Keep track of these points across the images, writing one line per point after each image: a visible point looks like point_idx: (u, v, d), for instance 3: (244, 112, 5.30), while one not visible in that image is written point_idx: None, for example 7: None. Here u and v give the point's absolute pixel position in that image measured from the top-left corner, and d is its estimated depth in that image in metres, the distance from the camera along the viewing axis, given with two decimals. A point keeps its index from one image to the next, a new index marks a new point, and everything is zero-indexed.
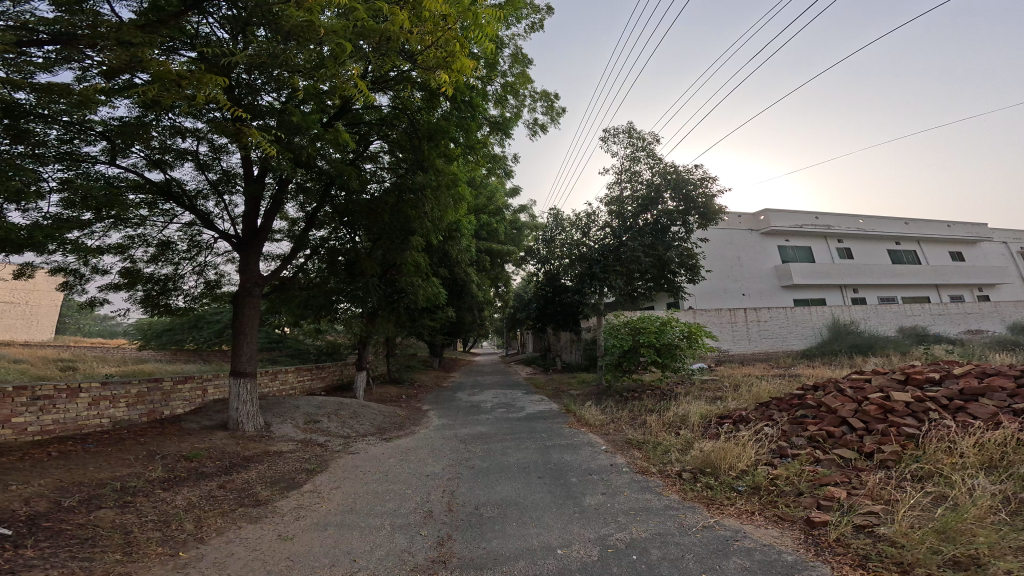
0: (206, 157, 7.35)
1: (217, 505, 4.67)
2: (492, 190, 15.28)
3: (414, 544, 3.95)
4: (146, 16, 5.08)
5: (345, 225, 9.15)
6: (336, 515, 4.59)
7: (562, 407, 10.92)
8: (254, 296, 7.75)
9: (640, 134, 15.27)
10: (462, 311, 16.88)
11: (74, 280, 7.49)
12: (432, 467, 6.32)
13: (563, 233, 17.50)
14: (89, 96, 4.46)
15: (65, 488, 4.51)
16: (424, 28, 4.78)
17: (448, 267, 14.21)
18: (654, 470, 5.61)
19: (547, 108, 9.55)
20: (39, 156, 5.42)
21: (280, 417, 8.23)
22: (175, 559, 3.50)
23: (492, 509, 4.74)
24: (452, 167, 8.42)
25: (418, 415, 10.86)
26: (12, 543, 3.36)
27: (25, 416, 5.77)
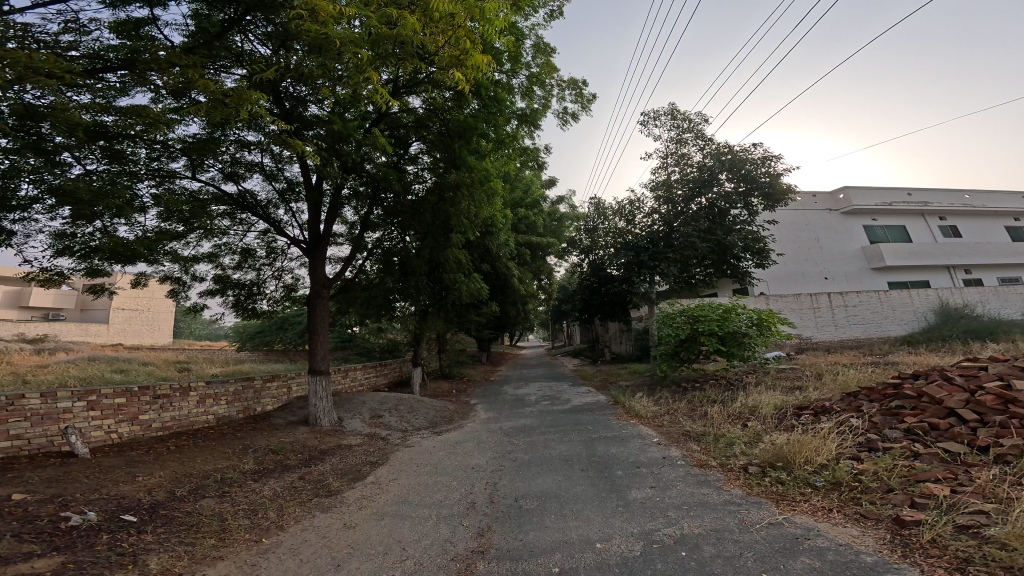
0: (272, 167, 7.85)
1: (297, 494, 5.03)
2: (527, 183, 15.46)
3: (456, 533, 4.07)
4: (196, 39, 5.49)
5: (396, 226, 9.35)
6: (392, 505, 4.80)
7: (611, 398, 10.78)
8: (321, 298, 8.18)
9: (685, 115, 14.57)
10: (506, 305, 16.99)
11: (179, 287, 8.25)
12: (478, 459, 6.46)
13: (607, 221, 17.19)
14: (159, 116, 4.81)
15: (180, 478, 5.02)
16: (436, 29, 4.87)
17: (490, 263, 14.31)
18: (715, 464, 5.40)
19: (576, 97, 9.40)
20: (135, 175, 6.01)
21: (349, 412, 8.69)
22: (259, 545, 3.79)
23: (533, 501, 4.78)
24: (485, 163, 8.35)
25: (467, 409, 11.08)
26: (134, 528, 3.79)
27: (150, 413, 6.42)
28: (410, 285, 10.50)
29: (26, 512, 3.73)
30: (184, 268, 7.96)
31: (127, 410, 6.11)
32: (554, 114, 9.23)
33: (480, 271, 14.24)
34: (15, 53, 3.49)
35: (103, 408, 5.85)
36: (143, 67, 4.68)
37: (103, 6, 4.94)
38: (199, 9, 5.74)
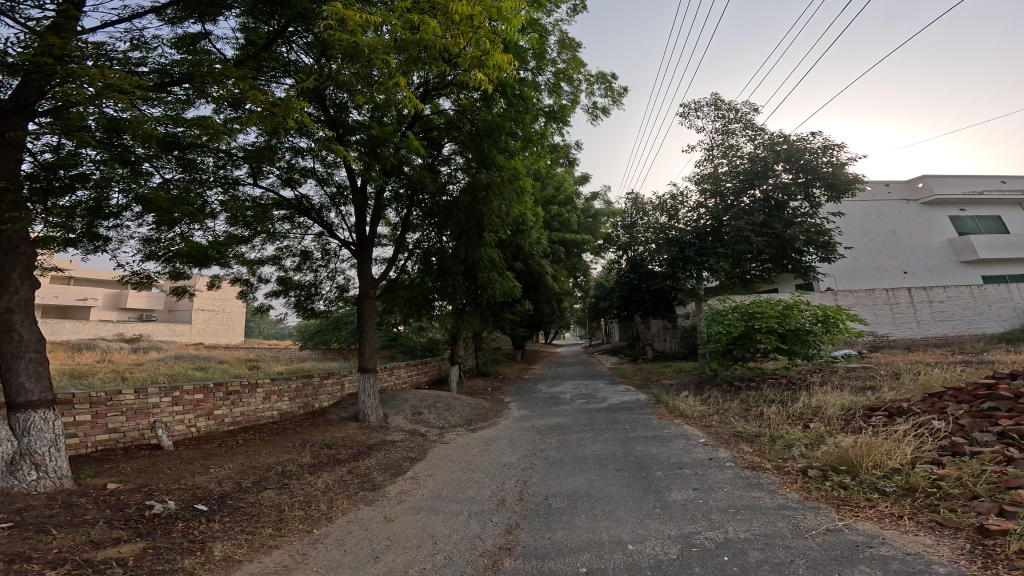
0: (323, 172, 8.16)
1: (345, 487, 5.26)
2: (560, 180, 15.38)
3: (485, 530, 4.12)
4: (247, 51, 5.86)
5: (433, 227, 9.47)
6: (427, 500, 4.92)
7: (652, 398, 10.52)
8: (368, 298, 8.46)
9: (729, 104, 13.98)
10: (541, 303, 16.99)
11: (248, 289, 8.78)
12: (509, 457, 6.49)
13: (649, 217, 16.83)
14: (218, 125, 5.08)
15: (246, 471, 5.36)
16: (456, 32, 4.95)
17: (523, 261, 14.27)
18: (769, 466, 5.18)
19: (606, 90, 9.23)
20: (205, 182, 6.41)
21: (393, 409, 8.95)
22: (310, 535, 4.00)
23: (563, 500, 4.76)
24: (514, 161, 8.33)
25: (502, 407, 11.12)
26: (205, 516, 4.09)
27: (223, 408, 6.90)
28: (448, 284, 10.66)
29: (117, 500, 4.11)
30: (252, 270, 8.46)
31: (204, 405, 6.61)
32: (584, 110, 9.10)
33: (513, 270, 14.28)
34: (94, 71, 3.71)
35: (183, 403, 6.33)
36: (201, 81, 4.97)
37: (165, 24, 5.35)
38: (246, 24, 6.05)
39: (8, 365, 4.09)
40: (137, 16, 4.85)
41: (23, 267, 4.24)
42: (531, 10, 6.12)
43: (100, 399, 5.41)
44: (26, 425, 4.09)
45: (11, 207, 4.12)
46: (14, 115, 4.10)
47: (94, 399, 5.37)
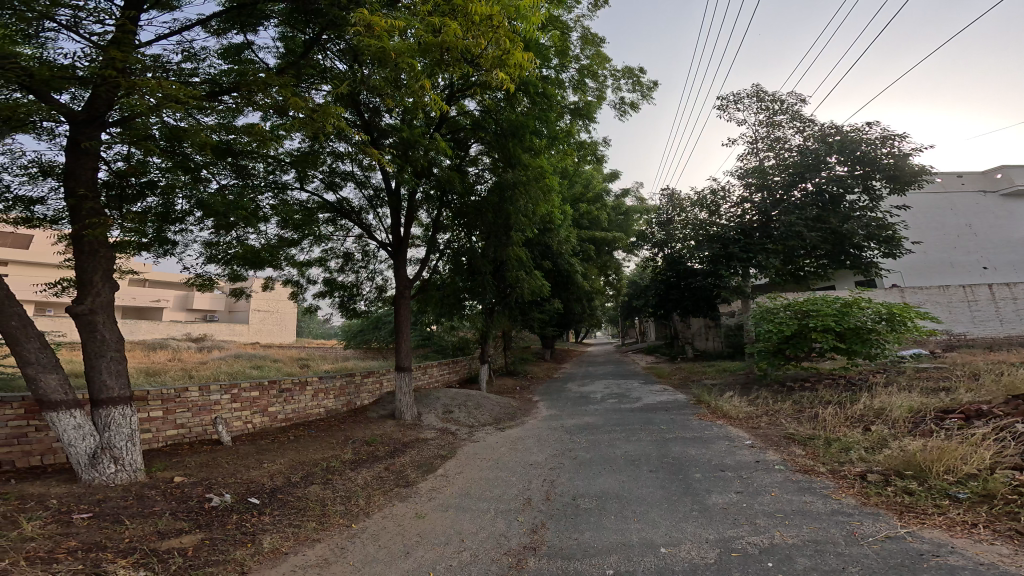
0: (362, 175, 8.35)
1: (383, 483, 5.40)
2: (588, 177, 15.26)
3: (511, 528, 4.14)
4: (288, 59, 6.10)
5: (463, 227, 9.50)
6: (456, 498, 4.98)
7: (693, 398, 10.25)
8: (404, 298, 8.64)
9: (772, 95, 13.44)
10: (571, 302, 16.87)
11: (298, 290, 9.16)
12: (538, 456, 6.48)
13: (689, 212, 16.39)
14: (264, 132, 5.27)
15: (296, 466, 5.60)
16: (476, 32, 5.00)
17: (552, 260, 14.20)
18: (823, 470, 4.94)
19: (634, 84, 9.05)
20: (258, 188, 6.67)
21: (426, 407, 9.10)
22: (348, 529, 4.13)
23: (591, 501, 4.69)
24: (540, 160, 8.30)
25: (531, 406, 11.10)
26: (256, 510, 4.30)
27: (277, 405, 7.26)
28: (478, 284, 10.75)
29: (182, 493, 4.39)
30: (300, 272, 8.80)
31: (259, 402, 6.97)
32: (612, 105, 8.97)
33: (541, 269, 14.24)
34: (152, 82, 3.92)
35: (240, 399, 6.70)
36: (246, 90, 5.16)
37: (211, 36, 5.62)
38: (285, 33, 6.25)
39: (94, 364, 4.44)
40: (187, 28, 5.13)
41: (103, 271, 4.58)
42: (551, 7, 6.10)
43: (169, 396, 5.84)
44: (107, 420, 4.43)
45: (91, 213, 4.46)
46: (86, 126, 4.39)
47: (165, 396, 5.82)
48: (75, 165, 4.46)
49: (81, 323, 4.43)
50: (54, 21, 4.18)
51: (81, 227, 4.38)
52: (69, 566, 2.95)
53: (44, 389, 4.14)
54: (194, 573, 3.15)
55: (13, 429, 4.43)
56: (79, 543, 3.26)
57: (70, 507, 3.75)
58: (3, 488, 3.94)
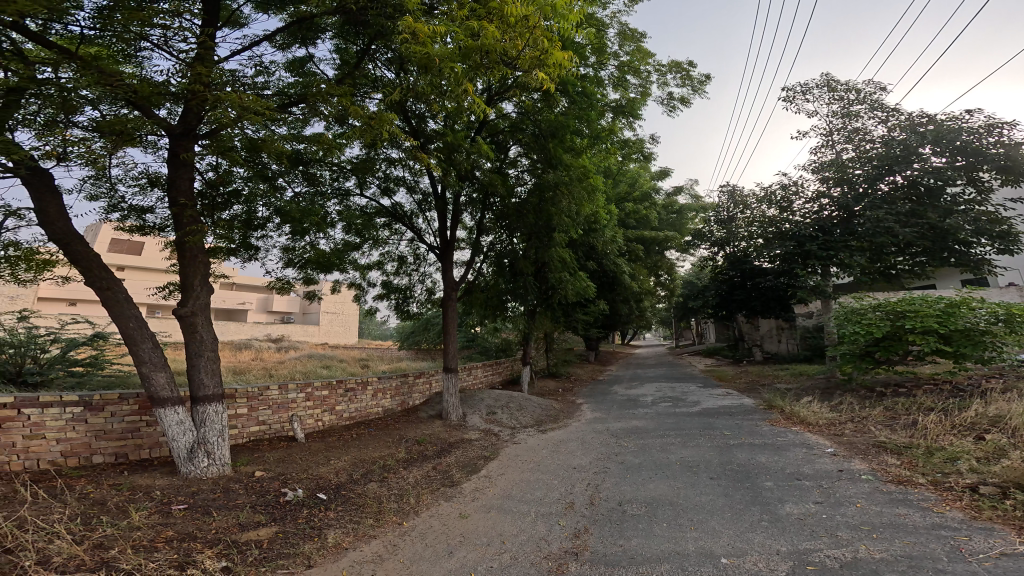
0: (411, 180, 8.61)
1: (430, 483, 5.52)
2: (634, 176, 14.96)
3: (552, 532, 4.09)
4: (343, 69, 6.42)
5: (505, 230, 9.53)
6: (497, 499, 5.00)
7: (762, 403, 9.63)
8: (451, 300, 8.83)
9: (845, 84, 12.44)
10: (618, 303, 16.49)
11: (360, 292, 9.61)
12: (580, 459, 6.37)
13: (755, 209, 15.51)
14: (328, 141, 5.58)
15: (357, 463, 5.87)
16: (513, 33, 5.07)
17: (597, 261, 13.95)
18: (920, 481, 4.50)
19: (683, 78, 8.71)
20: (326, 195, 7.05)
21: (470, 408, 9.22)
22: (399, 526, 4.27)
23: (639, 507, 4.53)
24: (582, 159, 8.25)
25: (574, 409, 10.95)
26: (322, 505, 4.55)
27: (341, 404, 7.67)
28: (520, 285, 10.77)
29: (261, 487, 4.74)
30: (361, 275, 9.23)
31: (328, 401, 7.41)
32: (658, 102, 8.71)
33: (586, 270, 14.06)
34: (232, 97, 4.22)
35: (313, 398, 7.17)
36: (311, 100, 5.44)
37: (278, 51, 6.04)
38: (339, 45, 6.53)
39: (194, 363, 4.92)
40: (255, 44, 5.49)
41: (202, 275, 5.07)
42: (587, 4, 6.06)
43: (254, 394, 6.34)
44: (205, 416, 4.89)
45: (190, 220, 4.92)
46: (182, 139, 4.84)
47: (250, 394, 6.30)
48: (175, 177, 4.95)
49: (184, 324, 4.92)
50: (149, 43, 4.57)
51: (184, 235, 4.84)
52: (165, 555, 3.24)
53: (154, 385, 4.61)
54: (268, 565, 3.38)
55: (128, 424, 4.89)
56: (175, 533, 3.59)
57: (170, 498, 4.16)
58: (118, 477, 4.42)
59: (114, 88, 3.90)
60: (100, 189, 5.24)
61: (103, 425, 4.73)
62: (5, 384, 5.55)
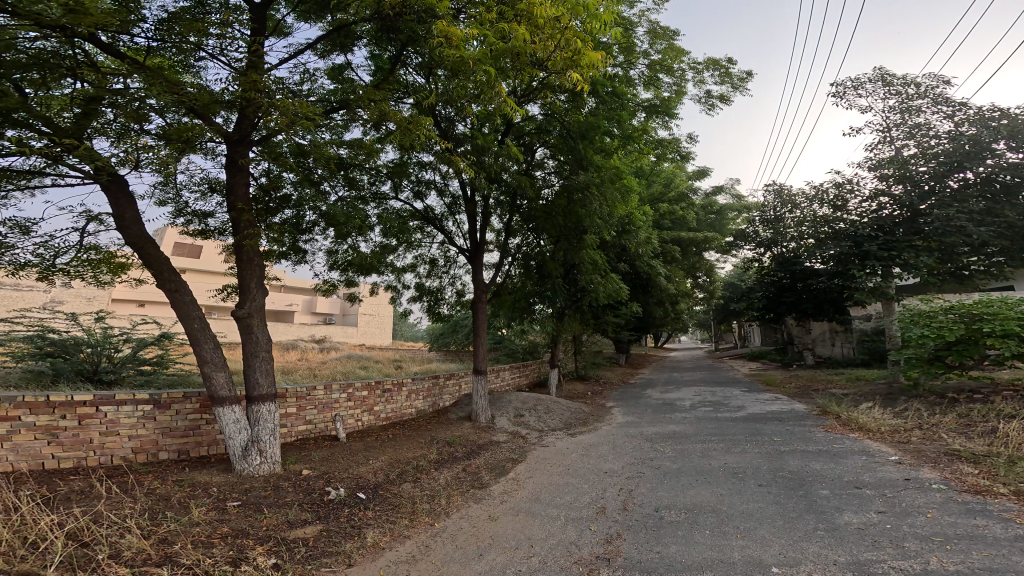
0: (440, 183, 8.72)
1: (460, 484, 5.56)
2: (669, 176, 14.73)
3: (583, 537, 4.02)
4: (377, 75, 6.60)
5: (532, 232, 9.49)
6: (525, 502, 4.97)
7: (815, 408, 9.17)
8: (482, 301, 8.91)
9: (904, 78, 11.81)
10: (651, 305, 16.18)
11: (395, 294, 9.81)
12: (612, 464, 6.24)
13: (805, 208, 14.86)
14: (368, 145, 5.74)
15: (393, 464, 5.97)
16: (545, 35, 5.11)
17: (630, 263, 13.75)
18: (1001, 492, 4.21)
19: (722, 76, 8.50)
20: (365, 199, 7.23)
21: (498, 409, 9.24)
22: (431, 528, 4.31)
23: (677, 513, 4.40)
24: (613, 160, 8.20)
25: (604, 412, 10.79)
26: (360, 504, 4.64)
27: (379, 404, 7.85)
28: (548, 288, 10.71)
29: (307, 485, 4.89)
30: (396, 277, 9.41)
31: (367, 401, 7.60)
32: (696, 100, 8.53)
33: (618, 272, 13.88)
34: (285, 104, 4.41)
35: (354, 398, 7.37)
36: (352, 105, 5.59)
37: (319, 59, 6.27)
38: (374, 51, 6.67)
39: (251, 362, 5.15)
40: (299, 52, 5.69)
41: (258, 278, 5.32)
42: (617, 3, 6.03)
43: (302, 394, 6.58)
44: (259, 415, 5.10)
45: (247, 224, 5.17)
46: (239, 145, 5.09)
47: (299, 394, 6.55)
48: (233, 183, 5.22)
49: (241, 325, 5.18)
50: (208, 53, 4.74)
51: (242, 238, 5.10)
52: (222, 551, 3.41)
53: (214, 385, 4.87)
54: (313, 563, 3.49)
55: (190, 422, 5.16)
56: (230, 530, 3.76)
57: (225, 495, 4.36)
58: (181, 473, 4.67)
59: (181, 98, 4.12)
60: (167, 195, 5.58)
61: (168, 422, 5.01)
62: (84, 382, 5.99)
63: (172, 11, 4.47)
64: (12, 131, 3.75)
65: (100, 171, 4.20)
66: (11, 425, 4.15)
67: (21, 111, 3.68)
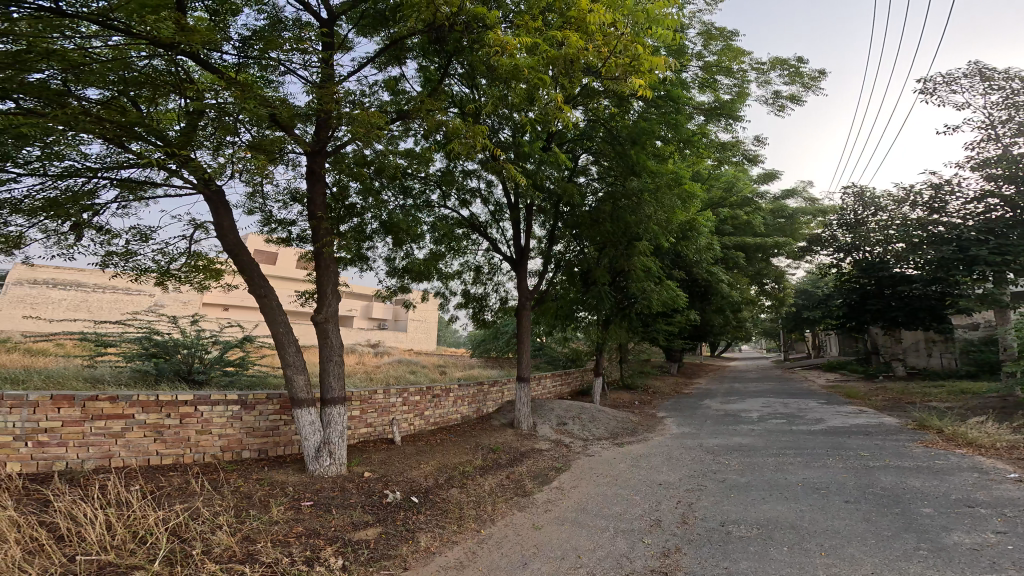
0: (485, 191, 8.87)
1: (503, 491, 5.53)
2: (730, 180, 13.96)
3: (635, 550, 3.83)
4: (426, 85, 6.89)
5: (575, 239, 9.39)
6: (572, 512, 4.83)
7: (909, 422, 8.15)
8: (525, 309, 8.90)
9: (1004, 71, 10.41)
10: (711, 313, 15.31)
11: (443, 300, 10.07)
12: (667, 476, 5.92)
13: (894, 211, 13.39)
14: (422, 153, 5.98)
15: (442, 468, 6.08)
16: (598, 41, 5.11)
17: (686, 268, 13.14)
18: None
19: (791, 76, 7.96)
20: (417, 208, 7.51)
21: (541, 416, 9.13)
22: (478, 534, 4.33)
23: (744, 528, 4.08)
24: (669, 166, 7.90)
25: (655, 422, 10.31)
26: (414, 508, 4.77)
27: (428, 408, 8.05)
28: (594, 296, 10.48)
29: (367, 487, 5.11)
30: (444, 284, 9.66)
31: (420, 405, 7.85)
32: (763, 103, 8.06)
33: (675, 278, 13.32)
34: (357, 119, 4.76)
35: (408, 403, 7.65)
36: (409, 116, 5.86)
37: (377, 73, 6.64)
38: (422, 64, 6.97)
39: (326, 367, 5.51)
40: (361, 65, 6.04)
41: (333, 286, 5.70)
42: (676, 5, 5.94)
43: (364, 398, 6.91)
44: (331, 418, 5.40)
45: (325, 232, 5.60)
46: (317, 156, 5.53)
47: (361, 398, 6.89)
48: (313, 192, 5.68)
49: (319, 328, 5.58)
50: (286, 68, 5.16)
51: (321, 245, 5.52)
52: (297, 549, 3.65)
53: (295, 387, 5.29)
54: (375, 565, 3.62)
55: (271, 422, 5.62)
56: (304, 529, 4.00)
57: (300, 494, 4.67)
58: (261, 472, 5.07)
59: (268, 111, 4.55)
60: (257, 205, 6.17)
61: (253, 422, 5.48)
62: (181, 381, 6.72)
63: (253, 29, 4.95)
64: (134, 143, 4.27)
65: (204, 183, 4.76)
66: (126, 421, 4.70)
67: (140, 126, 4.19)
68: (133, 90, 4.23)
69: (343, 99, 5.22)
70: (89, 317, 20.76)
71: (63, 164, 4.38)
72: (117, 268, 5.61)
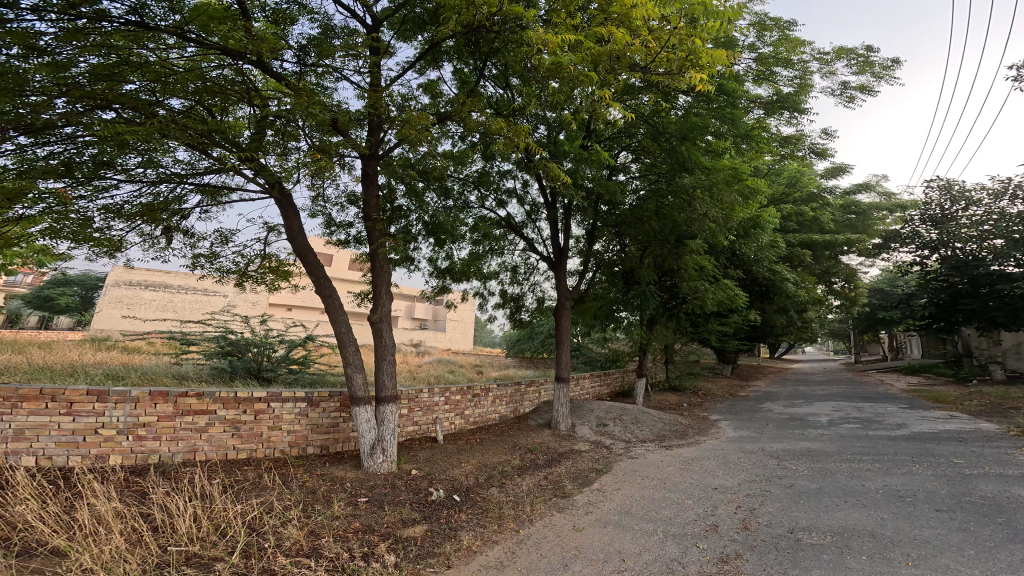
0: (520, 191, 8.88)
1: (540, 492, 5.46)
2: (792, 175, 13.05)
3: (688, 554, 3.64)
4: (462, 87, 7.04)
5: (615, 237, 9.18)
6: (615, 515, 4.67)
7: (1014, 428, 7.19)
8: (564, 309, 8.76)
9: None
10: (772, 313, 14.35)
11: (481, 300, 10.16)
12: (723, 480, 5.58)
13: (992, 205, 11.91)
14: (462, 153, 6.08)
15: (481, 468, 6.12)
16: (646, 37, 4.97)
17: (744, 267, 12.42)
18: None
19: (859, 66, 7.31)
20: (459, 210, 7.62)
21: (580, 417, 8.94)
22: (517, 534, 4.30)
23: (812, 535, 3.76)
24: (724, 161, 7.54)
25: (707, 425, 9.80)
26: (457, 506, 4.83)
27: (469, 406, 8.14)
28: (636, 296, 10.17)
29: (413, 484, 5.24)
30: (482, 284, 9.74)
31: (460, 404, 7.96)
32: (830, 95, 7.48)
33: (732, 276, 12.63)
34: (406, 121, 4.94)
35: (450, 402, 7.78)
36: (450, 117, 5.99)
37: (418, 77, 6.83)
38: (457, 66, 7.13)
39: (382, 366, 5.70)
40: (404, 69, 6.24)
41: (388, 287, 5.93)
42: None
43: (411, 396, 7.12)
44: (384, 415, 5.59)
45: (380, 234, 5.83)
46: (372, 159, 5.80)
47: (409, 396, 7.10)
48: (368, 194, 5.94)
49: (374, 328, 5.82)
50: (340, 74, 5.45)
51: (377, 247, 5.74)
52: (355, 546, 3.80)
53: (354, 385, 5.54)
54: (422, 562, 3.69)
55: (332, 419, 5.92)
56: (361, 525, 4.17)
57: (356, 490, 4.87)
58: (323, 468, 5.36)
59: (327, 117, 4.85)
60: (320, 208, 6.55)
61: (317, 419, 5.81)
62: (250, 376, 7.26)
63: (309, 39, 5.26)
64: (215, 150, 4.70)
65: (271, 186, 5.13)
66: (210, 417, 5.11)
67: (216, 134, 4.59)
68: (209, 100, 4.62)
69: (391, 102, 5.44)
70: (176, 316, 23.12)
71: (156, 171, 4.87)
72: (204, 270, 6.17)
